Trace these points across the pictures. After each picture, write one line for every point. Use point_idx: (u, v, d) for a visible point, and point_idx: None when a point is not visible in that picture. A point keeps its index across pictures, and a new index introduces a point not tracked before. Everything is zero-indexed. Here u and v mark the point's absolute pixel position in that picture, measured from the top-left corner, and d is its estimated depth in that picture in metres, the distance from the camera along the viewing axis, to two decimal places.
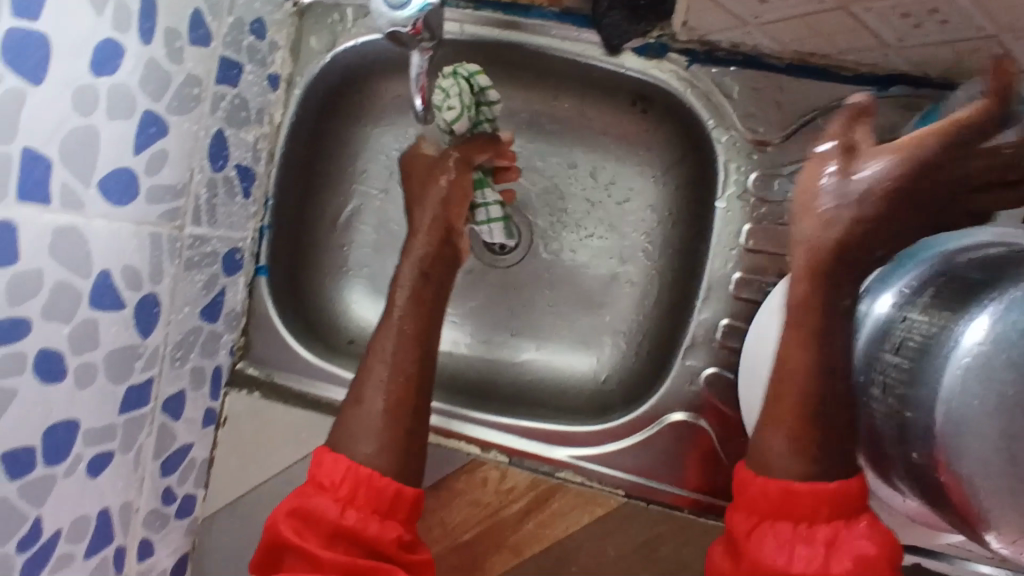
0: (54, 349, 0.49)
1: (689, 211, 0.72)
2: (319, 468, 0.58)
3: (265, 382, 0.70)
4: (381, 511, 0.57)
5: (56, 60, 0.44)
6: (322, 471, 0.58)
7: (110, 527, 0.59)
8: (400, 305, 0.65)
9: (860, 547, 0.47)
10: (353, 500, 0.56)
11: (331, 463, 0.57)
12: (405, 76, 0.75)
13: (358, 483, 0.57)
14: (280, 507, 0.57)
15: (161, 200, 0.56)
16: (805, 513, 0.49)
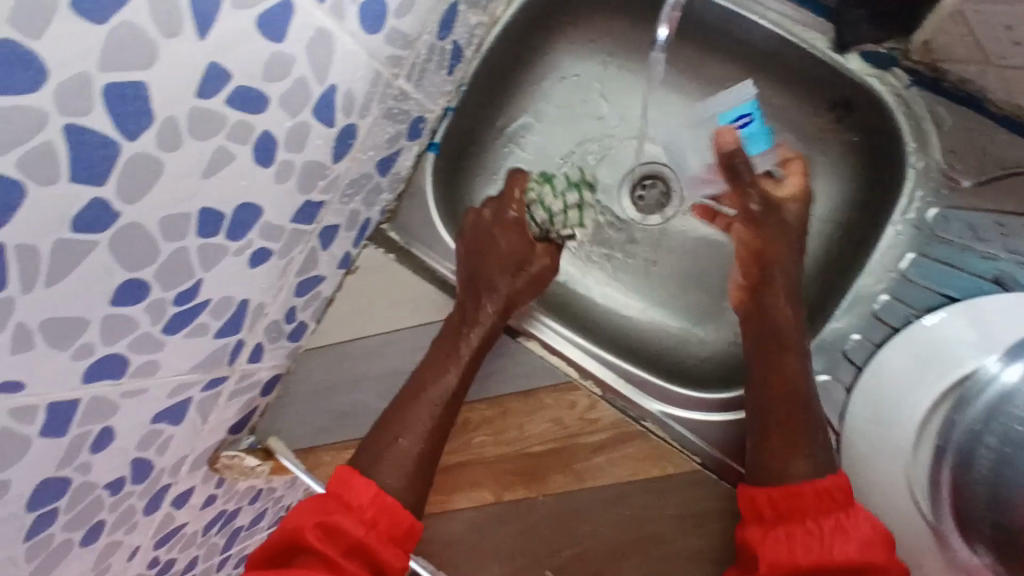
0: (274, 134, 0.53)
1: (847, 228, 0.73)
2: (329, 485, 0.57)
3: (403, 249, 0.75)
4: (394, 538, 0.56)
5: None
6: (340, 489, 0.56)
7: (244, 317, 0.63)
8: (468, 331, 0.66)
9: (865, 532, 0.54)
10: (375, 522, 0.55)
11: (356, 486, 0.56)
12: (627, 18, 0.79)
13: (380, 499, 0.56)
14: (297, 514, 0.54)
15: (394, 43, 0.59)
16: (817, 512, 0.56)
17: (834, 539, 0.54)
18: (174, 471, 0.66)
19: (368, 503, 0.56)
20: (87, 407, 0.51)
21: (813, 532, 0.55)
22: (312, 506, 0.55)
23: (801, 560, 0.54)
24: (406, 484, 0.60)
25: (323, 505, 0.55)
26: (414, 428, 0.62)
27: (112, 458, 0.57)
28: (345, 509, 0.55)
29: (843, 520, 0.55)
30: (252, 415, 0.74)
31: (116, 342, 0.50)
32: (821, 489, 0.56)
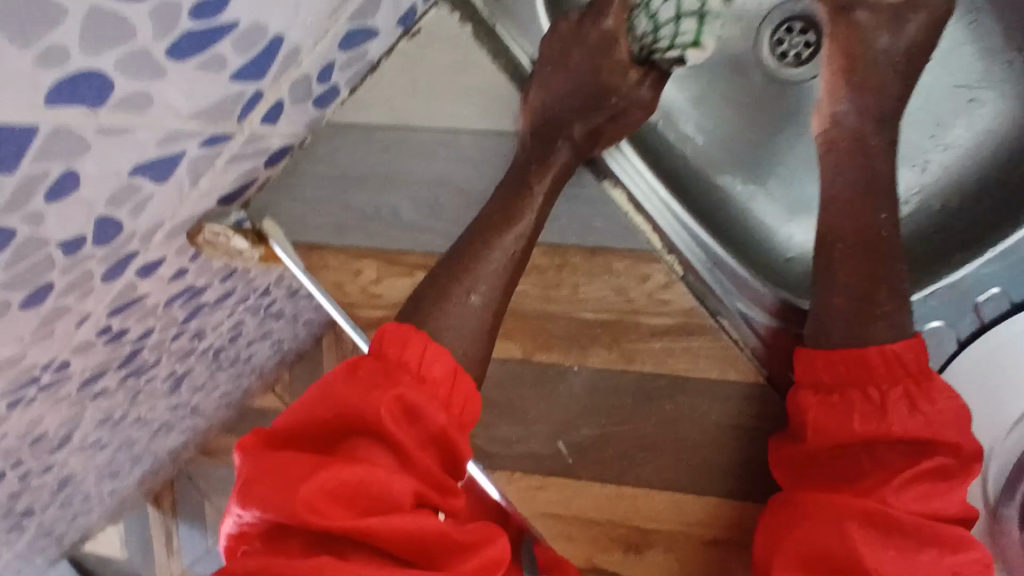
0: None
1: (1013, 165, 0.59)
2: (385, 334, 0.40)
3: (485, 25, 0.57)
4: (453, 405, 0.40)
5: None
6: (406, 353, 0.40)
7: (272, 63, 0.45)
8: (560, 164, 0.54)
9: (944, 401, 0.46)
10: (454, 403, 0.40)
11: (429, 353, 0.40)
12: None
13: (453, 369, 0.41)
14: (347, 384, 0.38)
15: None
16: (883, 379, 0.47)
17: (897, 409, 0.46)
18: (146, 236, 0.52)
19: (432, 369, 0.40)
20: (46, 138, 0.36)
21: (873, 402, 0.47)
22: (368, 367, 0.39)
23: (856, 431, 0.47)
24: (477, 344, 0.49)
25: (388, 372, 0.39)
26: (489, 277, 0.50)
27: (71, 210, 0.42)
28: (409, 375, 0.39)
29: (916, 387, 0.46)
30: (250, 186, 0.59)
31: (98, 52, 0.34)
32: (891, 356, 0.47)
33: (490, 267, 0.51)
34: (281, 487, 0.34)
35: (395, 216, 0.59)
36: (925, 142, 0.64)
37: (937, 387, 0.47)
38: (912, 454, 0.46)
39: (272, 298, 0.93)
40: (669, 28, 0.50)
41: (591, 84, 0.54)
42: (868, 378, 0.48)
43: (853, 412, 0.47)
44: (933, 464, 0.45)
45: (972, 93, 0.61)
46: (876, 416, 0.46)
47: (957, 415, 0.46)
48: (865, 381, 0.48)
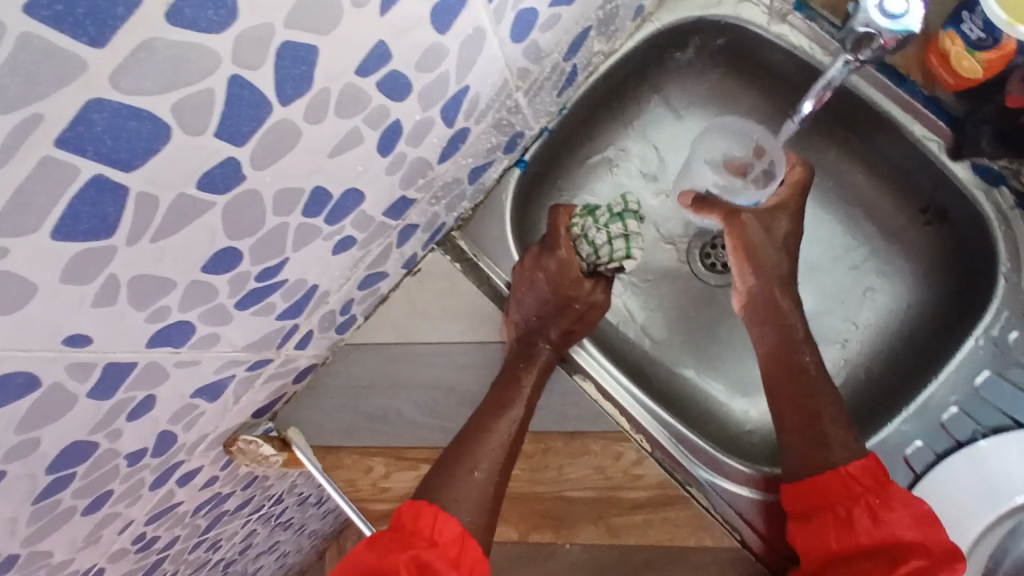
0: (401, 126, 0.49)
1: (909, 337, 0.72)
2: (404, 514, 0.56)
3: (469, 261, 0.72)
4: (456, 561, 0.53)
5: None
6: (419, 524, 0.55)
7: (308, 304, 0.59)
8: (541, 359, 0.67)
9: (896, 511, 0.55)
10: (459, 561, 0.53)
11: (438, 522, 0.55)
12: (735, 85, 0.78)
13: (458, 534, 0.55)
14: (371, 555, 0.53)
15: (527, 57, 0.57)
16: (847, 496, 0.57)
17: (862, 520, 0.56)
18: (191, 447, 0.62)
19: (440, 536, 0.55)
20: (140, 372, 0.47)
21: (842, 518, 0.57)
22: (390, 539, 0.54)
23: (832, 545, 0.56)
24: (484, 515, 0.58)
25: (405, 541, 0.54)
26: (488, 460, 0.60)
27: (141, 427, 0.53)
28: (426, 544, 0.54)
29: (875, 499, 0.56)
30: (277, 401, 0.70)
31: (189, 310, 0.47)
32: (847, 475, 0.57)
33: (489, 448, 0.60)
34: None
35: (400, 417, 0.70)
36: (838, 324, 0.76)
37: (896, 492, 0.56)
38: (893, 563, 0.53)
39: (284, 506, 0.99)
40: (606, 249, 0.69)
41: (564, 291, 0.69)
42: (839, 499, 0.58)
43: (826, 529, 0.57)
44: (910, 567, 0.52)
45: (867, 284, 0.76)
46: (838, 520, 0.57)
47: (921, 515, 0.55)
48: (836, 501, 0.58)
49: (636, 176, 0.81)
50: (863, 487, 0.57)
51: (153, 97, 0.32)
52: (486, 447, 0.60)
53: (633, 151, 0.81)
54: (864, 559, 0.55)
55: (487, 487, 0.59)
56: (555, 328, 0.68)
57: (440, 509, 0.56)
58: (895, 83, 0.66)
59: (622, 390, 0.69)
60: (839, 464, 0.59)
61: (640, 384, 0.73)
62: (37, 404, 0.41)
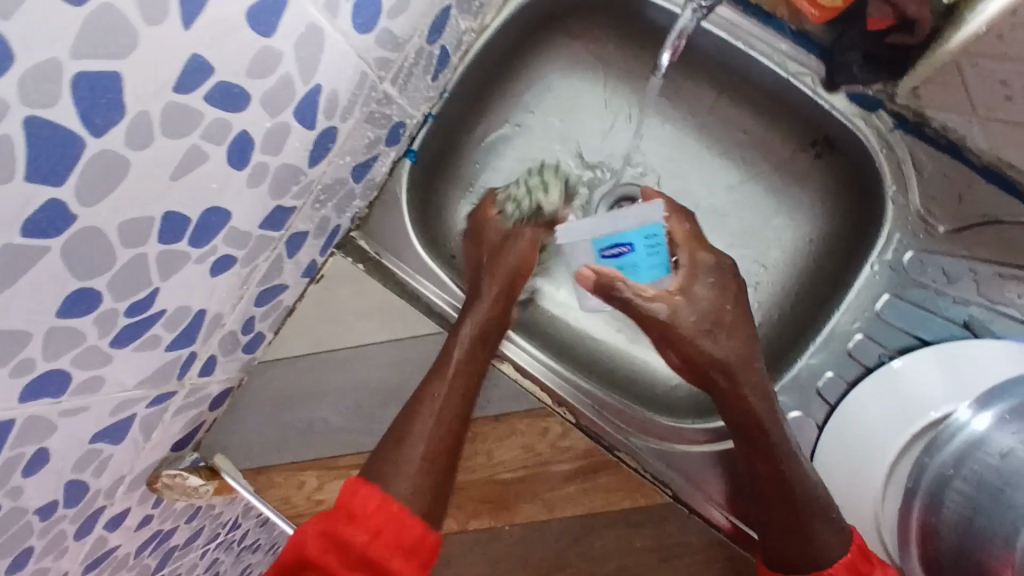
0: (251, 136, 0.48)
1: (817, 270, 0.73)
2: (353, 492, 0.51)
3: (373, 259, 0.70)
4: (406, 547, 0.51)
5: None
6: (352, 499, 0.51)
7: (199, 329, 0.57)
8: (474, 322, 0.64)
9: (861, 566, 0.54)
10: (385, 532, 0.50)
11: (362, 495, 0.51)
12: (616, 45, 0.78)
13: (382, 502, 0.51)
14: (307, 529, 0.50)
15: (383, 45, 0.56)
16: None
17: None
18: (110, 492, 0.60)
19: (363, 506, 0.51)
20: (21, 429, 0.46)
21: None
22: (327, 516, 0.51)
23: None
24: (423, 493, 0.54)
25: (337, 517, 0.51)
26: (427, 424, 0.57)
27: (43, 482, 0.51)
28: (352, 521, 0.50)
29: None
30: (198, 430, 0.68)
31: (59, 357, 0.45)
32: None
33: (430, 410, 0.58)
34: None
35: (325, 427, 0.69)
36: (750, 268, 0.76)
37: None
38: None
39: (244, 530, 0.98)
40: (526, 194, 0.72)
41: (506, 268, 0.68)
42: None
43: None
44: None
45: (772, 223, 0.76)
46: None
47: None
48: None
49: (535, 148, 0.80)
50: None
51: None
52: (423, 414, 0.57)
53: (529, 123, 0.80)
54: None
55: (427, 451, 0.56)
56: (494, 288, 0.66)
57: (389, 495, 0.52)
58: (762, 22, 0.67)
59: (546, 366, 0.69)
60: (819, 548, 0.55)
61: (563, 358, 0.73)
62: None
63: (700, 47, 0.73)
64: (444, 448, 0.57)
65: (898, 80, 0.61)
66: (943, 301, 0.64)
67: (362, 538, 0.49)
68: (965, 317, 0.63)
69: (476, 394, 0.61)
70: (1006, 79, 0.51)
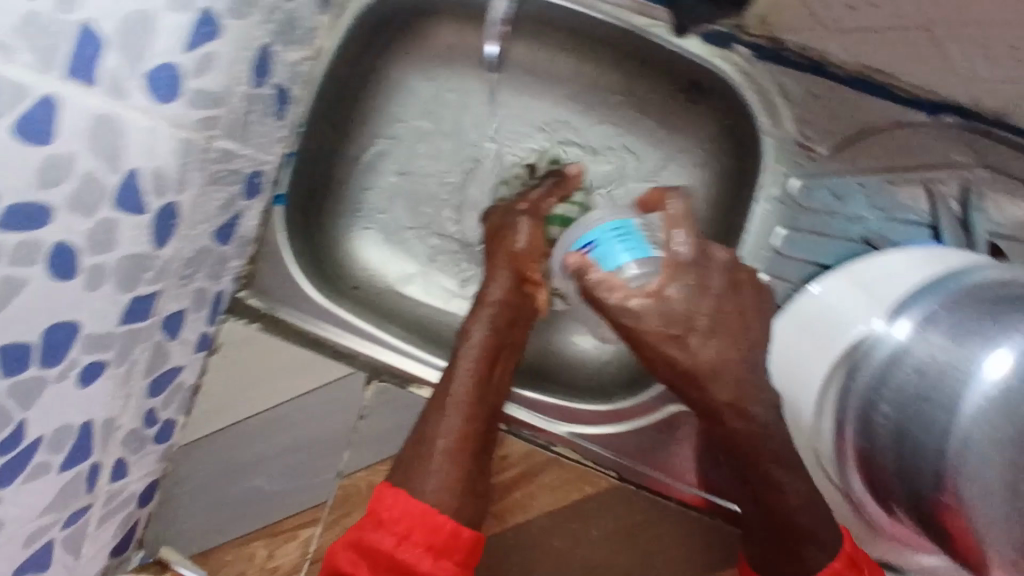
0: (71, 245, 0.45)
1: (717, 215, 0.72)
2: (380, 502, 0.55)
3: (266, 315, 0.68)
4: (436, 548, 0.54)
5: None
6: (379, 505, 0.55)
7: (92, 440, 0.55)
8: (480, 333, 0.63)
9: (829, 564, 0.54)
10: (434, 545, 0.54)
11: (397, 502, 0.55)
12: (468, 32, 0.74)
13: (422, 512, 0.54)
14: (342, 537, 0.56)
15: (201, 106, 0.51)
16: None
17: None
18: None
19: (402, 526, 0.54)
20: None
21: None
22: (360, 525, 0.56)
23: None
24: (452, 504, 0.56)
25: (371, 524, 0.55)
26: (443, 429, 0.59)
27: None
28: (378, 528, 0.54)
29: None
30: (134, 529, 0.67)
31: None
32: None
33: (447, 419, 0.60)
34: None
35: (265, 494, 0.67)
36: None
37: None
38: None
39: None
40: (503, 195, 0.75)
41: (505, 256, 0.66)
42: None
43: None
44: None
45: (664, 178, 0.75)
46: None
47: None
48: None
49: (414, 158, 0.77)
50: None
51: None
52: (440, 422, 0.60)
53: (401, 133, 0.77)
54: None
55: (448, 450, 0.58)
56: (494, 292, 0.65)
57: (427, 507, 0.55)
58: None
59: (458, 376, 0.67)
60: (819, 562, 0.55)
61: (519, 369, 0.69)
62: None
63: (548, 16, 0.70)
64: (468, 447, 0.60)
65: (743, 10, 0.58)
66: (838, 221, 0.64)
67: (389, 543, 0.54)
68: (864, 232, 0.64)
69: (492, 402, 0.62)
70: None
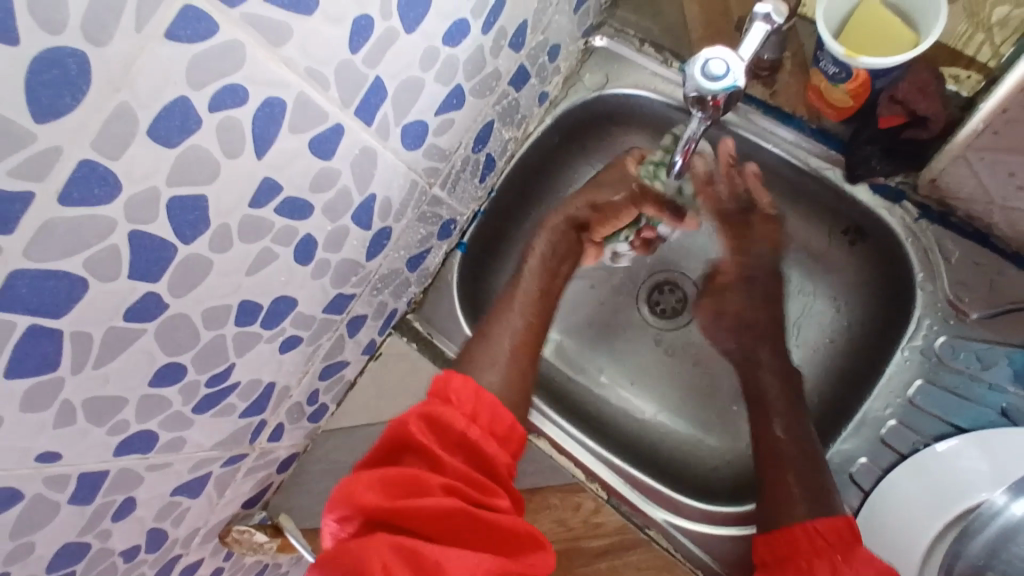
0: (314, 238, 0.57)
1: (855, 353, 0.75)
2: (449, 386, 0.58)
3: (425, 338, 0.78)
4: (499, 435, 0.58)
5: (425, 24, 0.53)
6: (450, 388, 0.58)
7: (270, 399, 0.66)
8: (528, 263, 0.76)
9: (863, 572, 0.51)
10: (481, 421, 0.57)
11: (464, 387, 0.58)
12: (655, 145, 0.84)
13: (491, 405, 0.58)
14: (408, 411, 0.56)
15: (431, 157, 0.65)
16: (811, 552, 0.55)
17: (822, 569, 0.53)
18: (186, 541, 0.69)
19: (479, 416, 0.57)
20: (114, 477, 0.55)
21: (801, 569, 0.54)
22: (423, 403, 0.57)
23: None
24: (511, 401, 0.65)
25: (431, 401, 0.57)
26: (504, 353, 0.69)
27: (128, 527, 0.60)
28: (446, 404, 0.57)
29: (838, 555, 0.53)
30: (266, 491, 0.77)
31: (148, 420, 0.54)
32: (813, 531, 0.55)
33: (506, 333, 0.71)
34: (372, 504, 0.49)
35: None
36: (790, 352, 0.79)
37: (862, 551, 0.52)
38: None
39: None
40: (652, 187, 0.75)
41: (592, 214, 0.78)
42: (800, 553, 0.55)
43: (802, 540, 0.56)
44: None
45: (810, 307, 0.79)
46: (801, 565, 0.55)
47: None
48: (798, 555, 0.55)
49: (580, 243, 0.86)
50: (819, 545, 0.54)
51: (62, 260, 0.40)
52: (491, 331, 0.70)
53: None
54: None
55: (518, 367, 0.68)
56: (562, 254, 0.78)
57: (495, 399, 0.59)
58: (782, 121, 0.73)
59: (577, 443, 0.71)
60: (806, 519, 0.57)
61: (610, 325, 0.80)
62: (23, 515, 0.49)
63: None
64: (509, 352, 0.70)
65: (919, 170, 0.66)
66: (978, 386, 0.64)
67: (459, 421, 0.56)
68: (1003, 404, 0.62)
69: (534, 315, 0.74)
70: (1011, 169, 0.55)
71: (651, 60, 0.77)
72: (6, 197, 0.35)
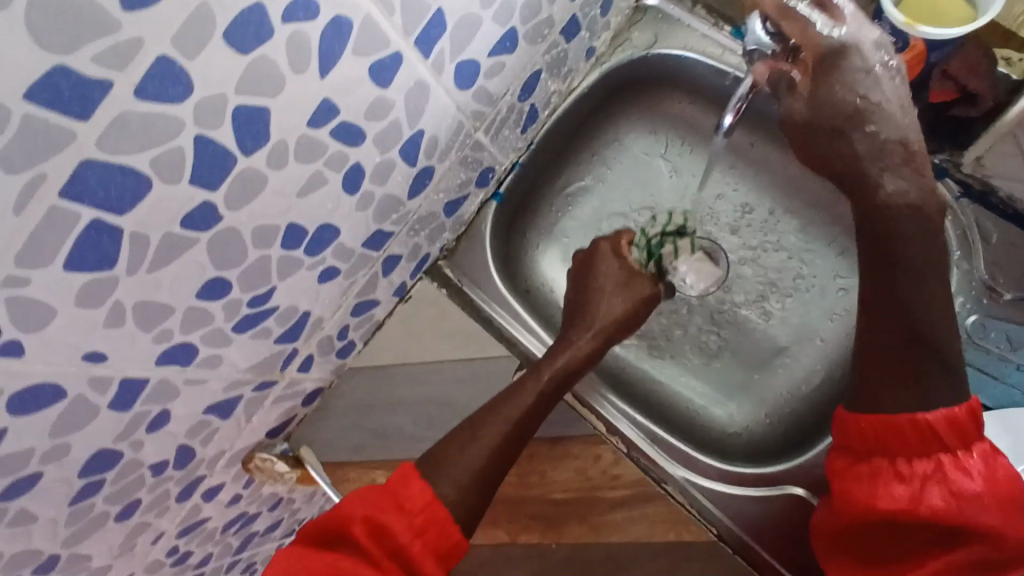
0: (363, 167, 0.58)
1: None
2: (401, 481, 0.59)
3: (455, 285, 0.79)
4: (438, 552, 0.57)
5: None
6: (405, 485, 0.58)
7: (304, 328, 0.67)
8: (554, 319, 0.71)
9: (979, 471, 0.55)
10: (424, 530, 0.57)
11: (416, 490, 0.58)
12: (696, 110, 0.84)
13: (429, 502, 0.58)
14: (357, 505, 0.57)
15: (479, 100, 0.65)
16: (919, 446, 0.57)
17: (931, 487, 0.55)
18: (212, 463, 0.70)
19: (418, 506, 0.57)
20: (153, 388, 0.56)
21: (901, 471, 0.57)
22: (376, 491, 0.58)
23: (879, 503, 0.57)
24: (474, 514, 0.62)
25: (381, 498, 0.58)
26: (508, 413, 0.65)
27: (161, 440, 0.61)
28: (397, 512, 0.57)
29: (950, 460, 0.56)
30: (290, 422, 0.78)
31: (191, 332, 0.55)
32: (925, 425, 0.57)
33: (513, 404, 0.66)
34: None
35: None
36: (820, 323, 0.79)
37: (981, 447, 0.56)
38: (958, 540, 0.54)
39: None
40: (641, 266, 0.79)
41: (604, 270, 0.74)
42: (899, 450, 0.58)
43: (877, 481, 0.58)
44: (974, 553, 0.53)
45: (841, 283, 0.79)
46: (893, 462, 0.58)
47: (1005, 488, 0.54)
48: (899, 450, 0.58)
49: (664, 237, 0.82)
50: (941, 443, 0.56)
51: (131, 155, 0.40)
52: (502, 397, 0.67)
53: (607, 176, 0.88)
54: (919, 534, 0.56)
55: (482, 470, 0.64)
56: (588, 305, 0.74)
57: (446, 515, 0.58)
58: None
59: (598, 394, 0.73)
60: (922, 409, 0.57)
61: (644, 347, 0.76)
62: (65, 413, 0.50)
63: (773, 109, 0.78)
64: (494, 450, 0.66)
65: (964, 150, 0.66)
66: (1006, 365, 0.66)
67: (401, 526, 0.56)
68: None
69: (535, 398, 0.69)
70: None
71: (701, 22, 0.77)
72: (87, 81, 0.35)
